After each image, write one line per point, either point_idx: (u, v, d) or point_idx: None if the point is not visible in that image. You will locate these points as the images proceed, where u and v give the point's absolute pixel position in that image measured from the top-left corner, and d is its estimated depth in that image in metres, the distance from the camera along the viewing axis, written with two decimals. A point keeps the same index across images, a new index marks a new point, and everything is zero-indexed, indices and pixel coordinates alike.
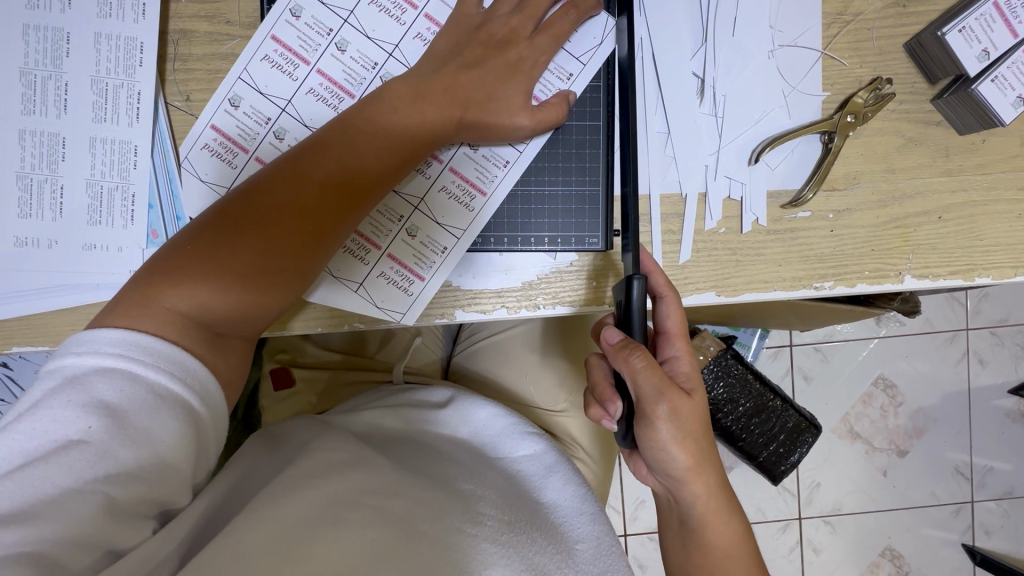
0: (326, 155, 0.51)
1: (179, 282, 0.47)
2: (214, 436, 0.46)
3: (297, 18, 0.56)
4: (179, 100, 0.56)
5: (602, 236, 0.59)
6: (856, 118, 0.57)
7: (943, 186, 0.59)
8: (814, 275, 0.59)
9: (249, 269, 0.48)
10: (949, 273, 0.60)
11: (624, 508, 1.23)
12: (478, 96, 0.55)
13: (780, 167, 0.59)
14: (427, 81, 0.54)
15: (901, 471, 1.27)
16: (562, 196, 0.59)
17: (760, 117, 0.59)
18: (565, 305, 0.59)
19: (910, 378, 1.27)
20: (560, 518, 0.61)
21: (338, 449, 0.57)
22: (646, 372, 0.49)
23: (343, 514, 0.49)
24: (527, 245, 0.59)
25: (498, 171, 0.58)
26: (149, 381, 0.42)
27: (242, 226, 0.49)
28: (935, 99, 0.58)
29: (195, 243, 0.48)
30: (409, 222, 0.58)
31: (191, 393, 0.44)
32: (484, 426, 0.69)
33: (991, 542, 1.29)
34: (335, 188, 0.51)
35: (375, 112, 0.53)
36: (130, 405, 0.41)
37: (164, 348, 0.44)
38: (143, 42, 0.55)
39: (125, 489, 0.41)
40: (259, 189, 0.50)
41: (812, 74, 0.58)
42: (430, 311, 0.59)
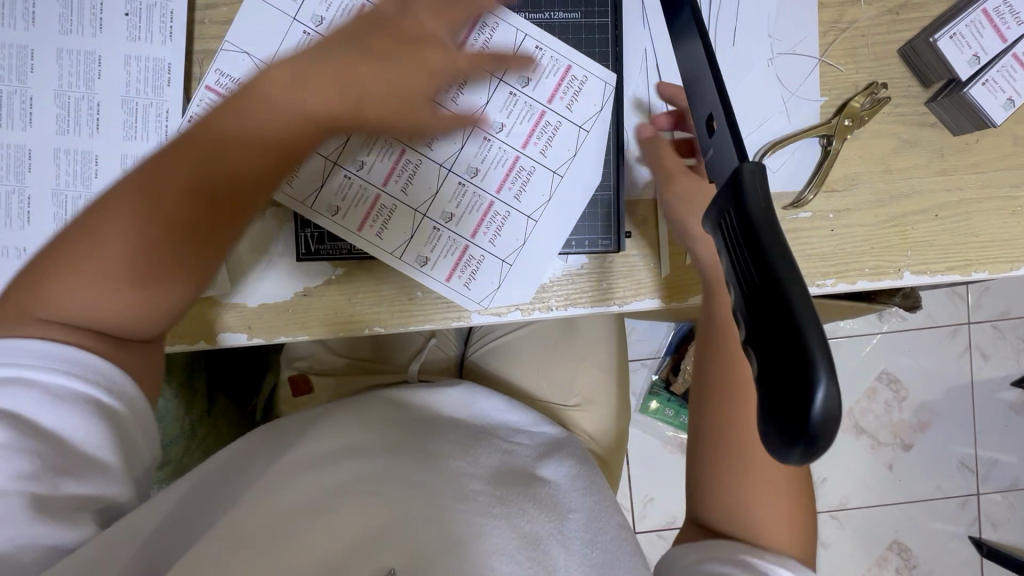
0: (188, 151, 0.50)
1: (73, 271, 0.48)
2: (137, 434, 0.49)
3: (308, 30, 0.58)
4: None
5: (614, 238, 0.60)
6: (853, 122, 0.60)
7: (939, 186, 0.62)
8: (817, 274, 0.62)
9: (144, 270, 0.49)
10: (946, 270, 0.62)
11: (633, 505, 1.25)
12: (372, 90, 0.54)
13: (781, 170, 0.61)
14: (309, 69, 0.53)
15: (906, 465, 1.29)
16: (541, 206, 0.61)
17: (761, 122, 0.61)
18: (577, 306, 0.62)
19: (914, 372, 1.29)
20: (556, 493, 0.62)
21: (335, 437, 0.59)
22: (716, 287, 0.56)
23: (337, 500, 0.51)
24: (511, 263, 0.61)
25: (479, 181, 0.60)
26: (50, 385, 0.44)
27: (125, 215, 0.49)
28: (930, 102, 0.61)
29: (85, 231, 0.49)
30: (387, 232, 0.60)
31: (109, 394, 0.46)
32: (487, 415, 0.73)
33: (997, 534, 1.30)
34: (208, 194, 0.51)
35: (242, 110, 0.52)
36: (36, 410, 0.43)
37: (81, 353, 0.46)
38: (171, 62, 0.57)
39: (61, 488, 0.43)
40: (139, 184, 0.49)
41: (810, 81, 0.61)
42: (445, 314, 0.62)
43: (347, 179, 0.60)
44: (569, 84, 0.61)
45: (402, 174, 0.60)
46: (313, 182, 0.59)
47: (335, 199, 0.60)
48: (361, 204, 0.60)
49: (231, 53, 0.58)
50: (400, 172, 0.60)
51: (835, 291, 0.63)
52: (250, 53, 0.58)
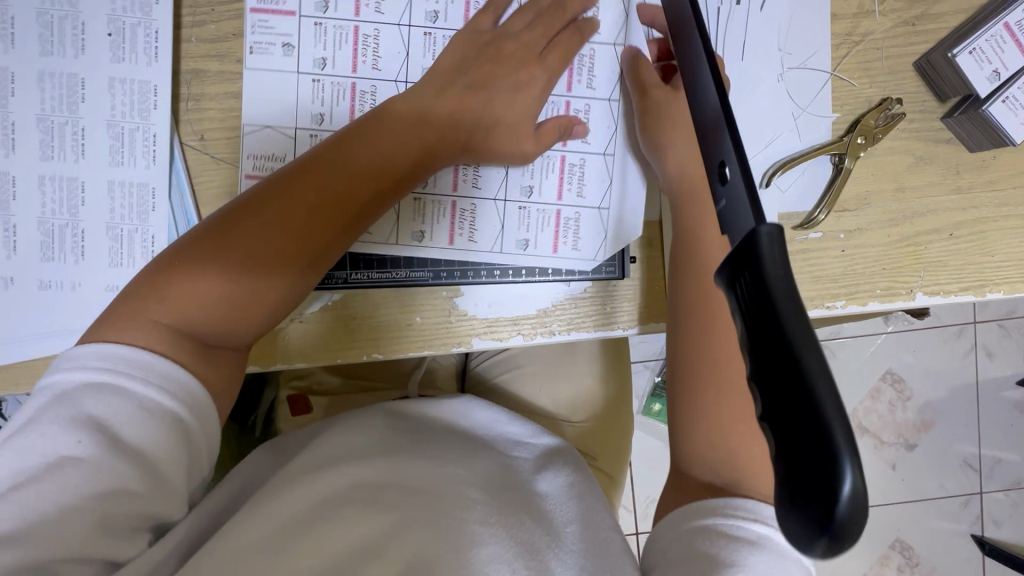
0: (324, 170, 0.52)
1: (194, 277, 0.49)
2: (206, 447, 0.49)
3: (316, 78, 0.57)
4: (194, 139, 0.57)
5: (619, 264, 0.59)
6: (867, 139, 0.58)
7: (953, 204, 0.60)
8: (826, 295, 0.60)
9: (254, 278, 0.49)
10: (959, 290, 0.61)
11: (635, 507, 1.25)
12: (482, 124, 0.57)
13: (791, 190, 0.59)
14: (431, 106, 0.56)
15: (910, 464, 1.28)
16: (606, 190, 0.61)
17: (770, 140, 0.59)
18: (580, 331, 0.60)
19: (919, 371, 1.27)
20: (549, 504, 0.59)
21: (336, 445, 0.59)
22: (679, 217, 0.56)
23: (338, 510, 0.53)
24: (607, 239, 0.60)
25: (539, 196, 0.60)
26: (133, 394, 0.45)
27: (246, 226, 0.50)
28: (946, 118, 0.58)
29: (209, 239, 0.50)
30: (477, 232, 0.60)
31: (177, 404, 0.46)
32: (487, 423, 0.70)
33: (1000, 532, 1.30)
34: (318, 212, 0.51)
35: (366, 135, 0.53)
36: (121, 421, 0.44)
37: (154, 361, 0.46)
38: (157, 85, 0.55)
39: (126, 503, 0.44)
40: (287, 196, 0.51)
41: (822, 96, 0.58)
42: (445, 340, 0.60)
43: (417, 200, 0.60)
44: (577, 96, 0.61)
45: (467, 173, 0.60)
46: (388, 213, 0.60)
47: (415, 223, 0.60)
48: (441, 217, 0.60)
49: (254, 133, 0.57)
50: (464, 172, 0.60)
51: (844, 312, 0.61)
52: (271, 127, 0.57)
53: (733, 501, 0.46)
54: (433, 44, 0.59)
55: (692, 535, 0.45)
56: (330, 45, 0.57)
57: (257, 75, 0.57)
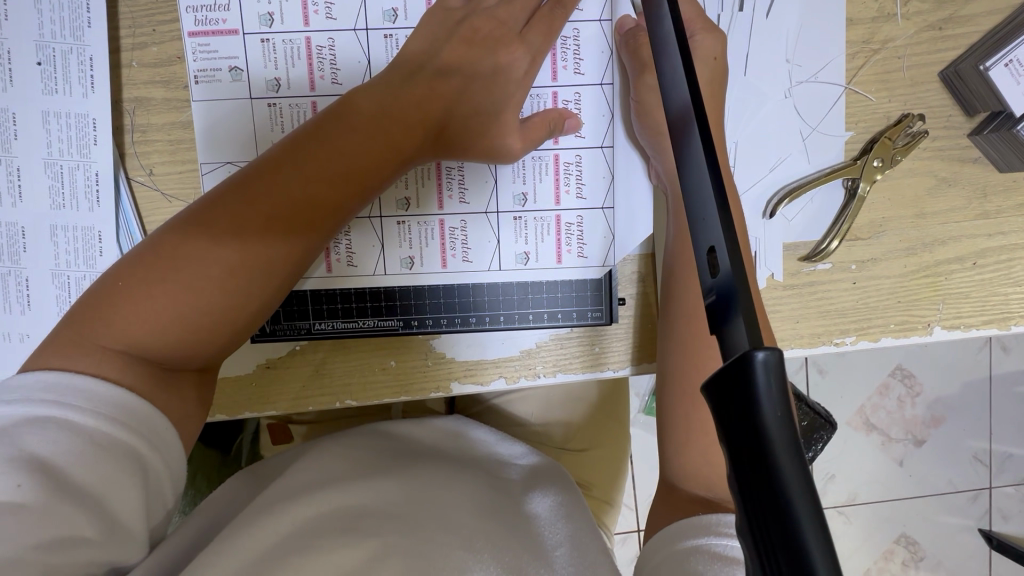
0: (285, 169, 0.44)
1: (141, 298, 0.40)
2: (170, 488, 0.40)
3: (273, 103, 0.51)
4: (142, 174, 0.52)
5: (606, 308, 0.53)
6: (884, 162, 0.52)
7: (979, 230, 0.54)
8: (835, 331, 0.55)
9: (212, 297, 0.41)
10: (982, 323, 0.55)
11: (636, 507, 1.06)
12: (462, 109, 0.48)
13: (798, 218, 0.54)
14: (402, 89, 0.47)
15: (919, 460, 1.10)
16: (608, 187, 0.52)
17: (776, 163, 0.53)
18: (568, 373, 0.54)
19: (929, 364, 1.08)
20: (541, 527, 0.51)
21: (310, 470, 0.50)
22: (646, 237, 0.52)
23: (312, 541, 0.43)
24: (613, 242, 0.53)
25: (534, 204, 0.52)
26: (87, 429, 0.36)
27: (197, 239, 0.42)
28: (974, 134, 0.52)
29: (158, 252, 0.42)
30: (472, 250, 0.52)
31: (139, 438, 0.38)
32: (482, 445, 0.62)
33: (1009, 526, 1.13)
34: (284, 217, 0.43)
35: (331, 128, 0.45)
36: (69, 459, 0.35)
37: (106, 393, 0.38)
38: (96, 118, 0.50)
39: (74, 556, 0.35)
40: (242, 203, 0.43)
41: (835, 113, 0.52)
42: (420, 386, 0.53)
43: (401, 223, 0.52)
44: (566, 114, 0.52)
45: (452, 180, 0.52)
46: (371, 241, 0.52)
47: (402, 248, 0.52)
48: (430, 238, 0.52)
49: (212, 172, 0.52)
50: (447, 178, 0.51)
51: (855, 348, 0.56)
52: (230, 162, 0.52)
53: (728, 519, 0.40)
54: (395, 47, 0.51)
55: (679, 552, 0.39)
56: (279, 60, 0.51)
57: (205, 106, 0.51)
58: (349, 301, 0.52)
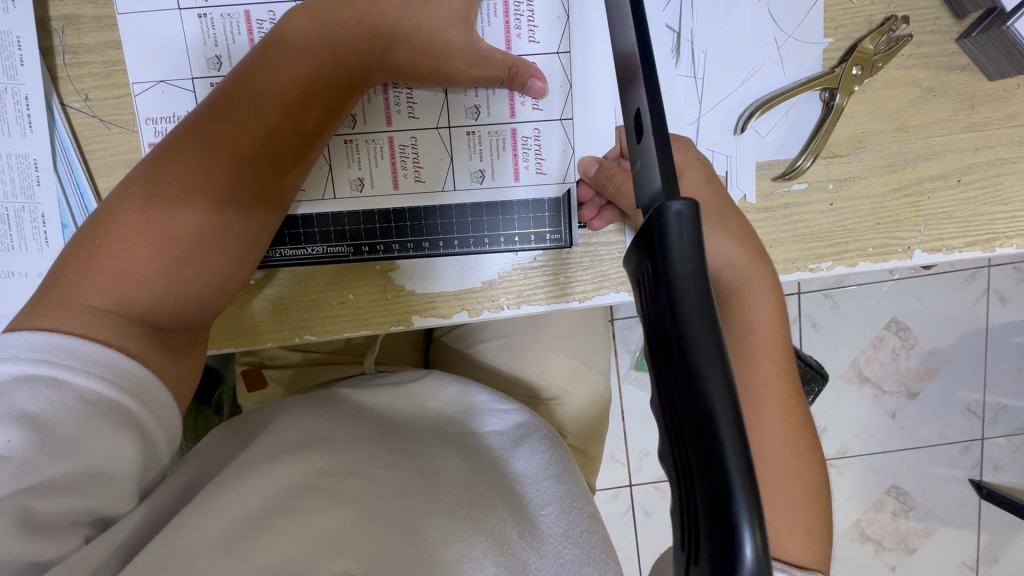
0: (238, 104, 0.41)
1: (119, 251, 0.39)
2: (162, 434, 0.39)
3: (204, 14, 0.48)
4: (77, 100, 0.49)
5: (565, 231, 0.50)
6: (864, 70, 0.48)
7: (965, 145, 0.51)
8: (811, 255, 0.53)
9: (192, 248, 0.41)
10: (965, 245, 0.53)
11: (626, 459, 1.01)
12: (408, 25, 0.45)
13: (772, 134, 0.51)
14: (342, 5, 0.43)
15: (911, 411, 1.09)
16: (566, 96, 0.49)
17: (748, 75, 0.50)
18: (531, 304, 0.52)
19: (924, 313, 1.05)
20: (524, 487, 0.51)
21: (292, 429, 0.47)
22: (590, 159, 0.49)
23: (299, 502, 0.41)
24: (572, 156, 0.50)
25: (488, 119, 0.49)
26: (79, 388, 0.35)
27: (161, 188, 0.40)
28: (962, 38, 0.49)
29: (126, 205, 0.40)
30: (424, 170, 0.49)
31: (131, 399, 0.37)
32: (453, 400, 0.58)
33: (999, 477, 1.12)
34: (252, 157, 0.42)
35: (274, 52, 0.42)
36: (59, 417, 0.34)
37: (98, 351, 0.37)
38: (21, 36, 0.47)
39: (59, 504, 0.34)
40: (205, 146, 0.41)
41: (812, 17, 0.49)
42: (379, 316, 0.52)
43: (348, 142, 0.49)
44: (518, 18, 0.48)
45: (400, 95, 0.48)
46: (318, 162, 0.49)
47: (351, 169, 0.49)
48: (380, 158, 0.49)
49: (147, 93, 0.49)
50: (395, 94, 0.48)
51: (831, 275, 0.54)
52: (164, 82, 0.49)
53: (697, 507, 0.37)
54: None
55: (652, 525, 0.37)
56: None
57: (135, 21, 0.48)
58: (296, 227, 0.50)
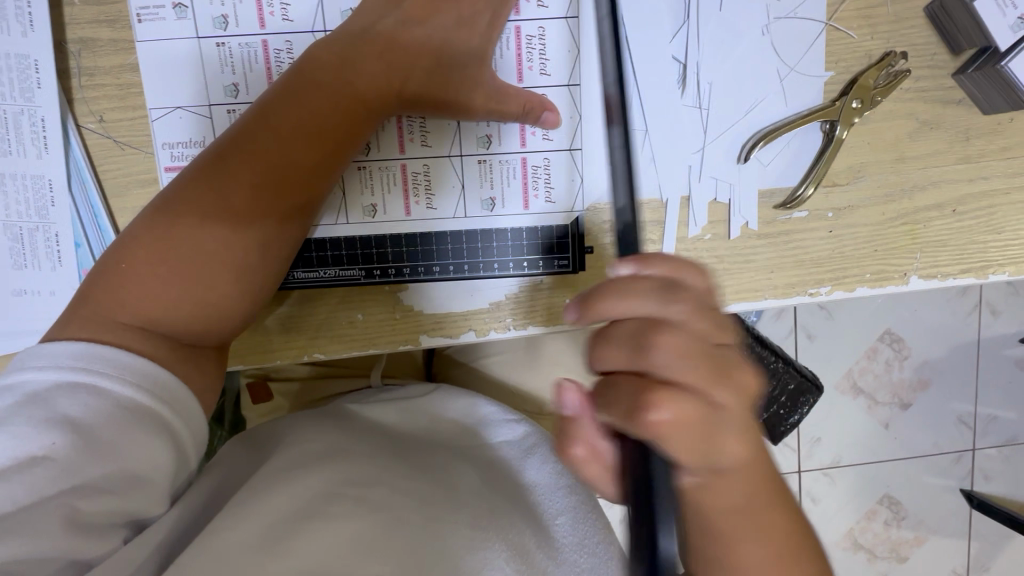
0: (262, 135, 0.42)
1: (144, 270, 0.41)
2: (192, 442, 0.41)
3: (221, 41, 0.49)
4: (92, 121, 0.50)
5: (572, 257, 0.51)
6: (863, 104, 0.50)
7: (960, 175, 0.53)
8: (810, 281, 0.54)
9: (210, 272, 0.41)
10: (959, 272, 0.54)
11: None
12: (426, 61, 0.46)
13: (774, 164, 0.52)
14: (365, 41, 0.45)
15: (905, 423, 1.10)
16: (575, 126, 0.50)
17: (752, 106, 0.51)
18: (537, 326, 0.53)
19: (918, 327, 1.07)
20: (538, 496, 0.54)
21: (314, 443, 0.50)
22: (573, 391, 0.35)
23: (327, 507, 0.44)
24: (581, 186, 0.51)
25: (499, 147, 0.50)
26: (116, 395, 0.38)
27: (187, 215, 0.41)
28: (958, 74, 0.50)
29: (154, 230, 0.41)
30: (435, 197, 0.50)
31: (161, 406, 0.39)
32: (465, 411, 0.61)
33: (989, 487, 1.14)
34: (274, 188, 0.42)
35: (299, 86, 0.43)
36: (98, 423, 0.37)
37: (131, 360, 0.39)
38: (38, 59, 0.48)
39: (97, 504, 0.37)
40: (229, 176, 0.42)
41: (814, 52, 0.50)
42: (389, 337, 0.52)
43: (361, 169, 0.50)
44: (530, 50, 0.49)
45: (413, 124, 0.49)
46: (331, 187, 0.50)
47: (364, 195, 0.50)
48: (392, 184, 0.50)
49: (163, 118, 0.50)
50: (409, 123, 0.49)
51: (830, 299, 0.55)
52: (181, 107, 0.49)
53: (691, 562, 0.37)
54: None
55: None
56: None
57: (152, 46, 0.49)
58: (308, 250, 0.50)
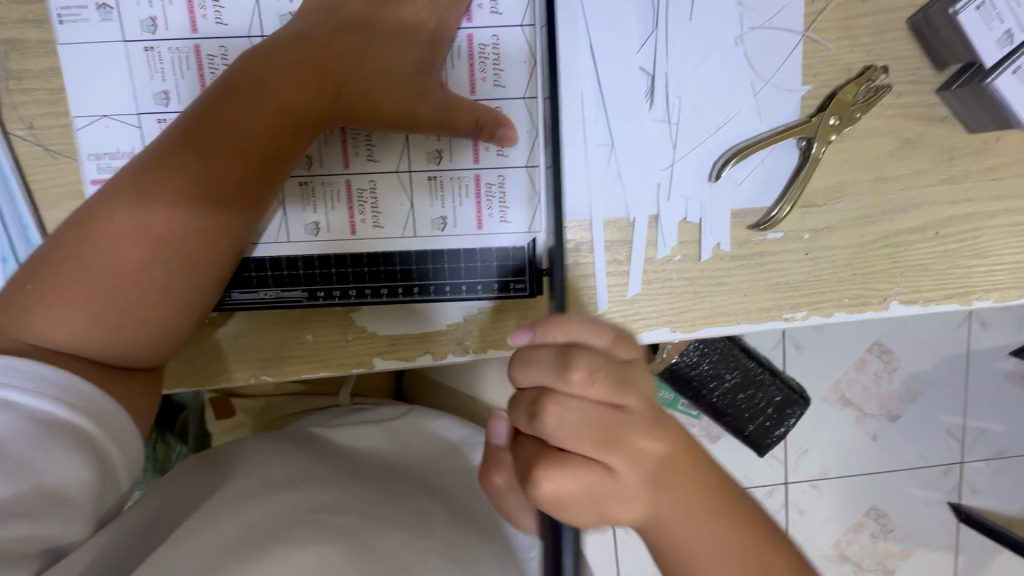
0: (189, 147, 0.39)
1: (64, 281, 0.38)
2: (120, 458, 0.38)
3: (149, 46, 0.45)
4: (21, 128, 0.46)
5: (530, 279, 0.48)
6: (841, 120, 0.47)
7: (943, 197, 0.50)
8: (785, 305, 0.51)
9: (130, 292, 0.39)
10: (942, 298, 0.52)
11: None
12: (368, 71, 0.43)
13: (748, 183, 0.49)
14: (304, 47, 0.42)
15: (891, 438, 1.08)
16: (534, 141, 0.47)
17: (723, 121, 0.48)
18: (496, 349, 0.50)
19: (905, 342, 1.04)
20: (509, 527, 0.51)
21: (274, 468, 0.47)
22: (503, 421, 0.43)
23: (288, 533, 0.40)
24: (538, 204, 0.48)
25: (451, 162, 0.47)
26: (32, 409, 0.35)
27: (105, 230, 0.38)
28: (942, 90, 0.48)
29: (69, 245, 0.38)
30: (383, 215, 0.47)
31: (87, 419, 0.36)
32: (442, 432, 0.60)
33: (976, 502, 1.12)
34: (200, 204, 0.40)
35: (230, 95, 0.40)
36: (11, 438, 0.33)
37: (50, 373, 0.36)
38: None
39: (8, 531, 0.32)
40: (151, 189, 0.39)
41: (790, 64, 0.47)
42: (340, 361, 0.49)
43: (304, 184, 0.47)
44: (483, 61, 0.46)
45: (359, 137, 0.46)
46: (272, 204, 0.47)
47: (306, 213, 0.47)
48: (337, 201, 0.47)
49: (88, 128, 0.46)
50: (353, 138, 0.46)
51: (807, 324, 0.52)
52: (108, 115, 0.46)
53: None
54: None
55: None
56: None
57: (78, 50, 0.45)
58: (250, 269, 0.47)
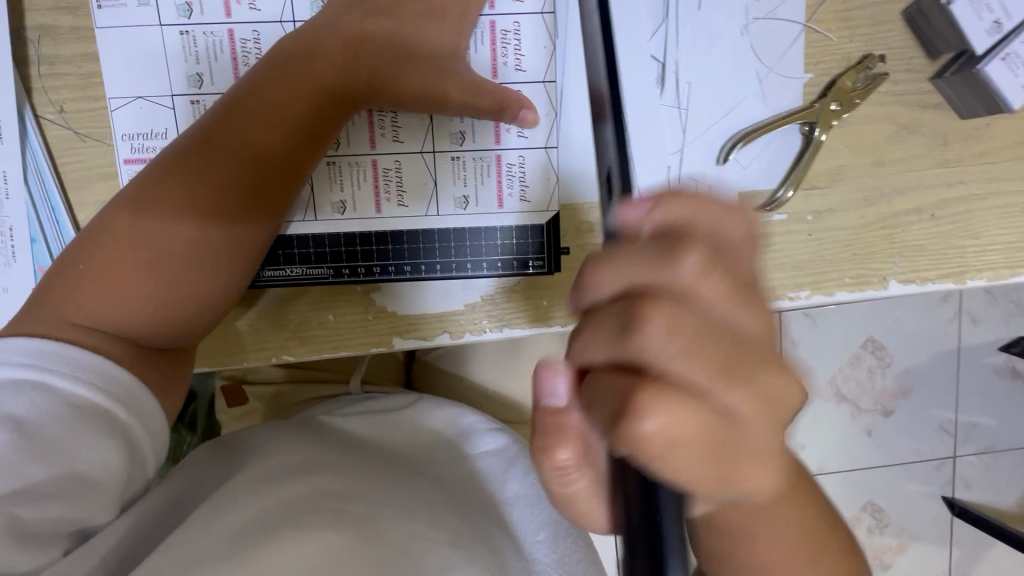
0: (229, 132, 0.41)
1: (107, 261, 0.39)
2: (147, 442, 0.39)
3: (184, 30, 0.47)
4: (52, 112, 0.47)
5: (549, 258, 0.50)
6: (841, 105, 0.50)
7: (938, 180, 0.52)
8: (789, 284, 0.53)
9: (171, 271, 0.40)
10: (937, 278, 0.54)
11: None
12: (396, 56, 0.46)
13: (754, 166, 0.51)
14: (337, 36, 0.44)
15: (886, 430, 1.10)
16: (552, 124, 0.49)
17: (730, 107, 0.50)
18: (514, 327, 0.51)
19: (900, 335, 1.07)
20: (518, 512, 0.54)
21: (292, 453, 0.47)
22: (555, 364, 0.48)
23: (301, 518, 0.39)
24: (556, 184, 0.50)
25: (473, 143, 0.49)
26: (67, 392, 0.36)
27: (147, 212, 0.40)
28: (936, 78, 0.50)
29: (112, 228, 0.40)
30: (407, 195, 0.49)
31: (116, 404, 0.37)
32: (448, 421, 0.61)
33: (970, 494, 1.14)
34: (240, 187, 0.41)
35: (268, 84, 0.42)
36: (47, 421, 0.35)
37: (84, 358, 0.37)
38: None
39: (43, 511, 0.34)
40: (193, 173, 0.40)
41: (792, 53, 0.50)
42: (361, 338, 0.51)
43: (331, 164, 0.48)
44: (504, 46, 0.48)
45: (385, 119, 0.48)
46: None
47: (333, 192, 0.49)
48: (363, 180, 0.49)
49: (122, 109, 0.48)
50: (379, 120, 0.48)
51: (810, 303, 0.55)
52: (141, 98, 0.48)
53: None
54: None
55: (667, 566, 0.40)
56: None
57: (113, 35, 0.47)
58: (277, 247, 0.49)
